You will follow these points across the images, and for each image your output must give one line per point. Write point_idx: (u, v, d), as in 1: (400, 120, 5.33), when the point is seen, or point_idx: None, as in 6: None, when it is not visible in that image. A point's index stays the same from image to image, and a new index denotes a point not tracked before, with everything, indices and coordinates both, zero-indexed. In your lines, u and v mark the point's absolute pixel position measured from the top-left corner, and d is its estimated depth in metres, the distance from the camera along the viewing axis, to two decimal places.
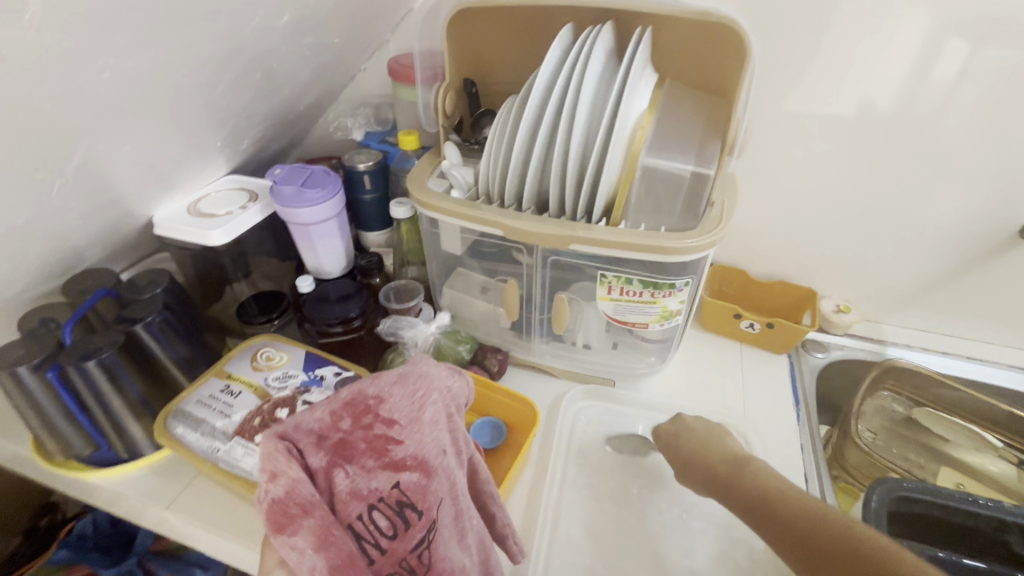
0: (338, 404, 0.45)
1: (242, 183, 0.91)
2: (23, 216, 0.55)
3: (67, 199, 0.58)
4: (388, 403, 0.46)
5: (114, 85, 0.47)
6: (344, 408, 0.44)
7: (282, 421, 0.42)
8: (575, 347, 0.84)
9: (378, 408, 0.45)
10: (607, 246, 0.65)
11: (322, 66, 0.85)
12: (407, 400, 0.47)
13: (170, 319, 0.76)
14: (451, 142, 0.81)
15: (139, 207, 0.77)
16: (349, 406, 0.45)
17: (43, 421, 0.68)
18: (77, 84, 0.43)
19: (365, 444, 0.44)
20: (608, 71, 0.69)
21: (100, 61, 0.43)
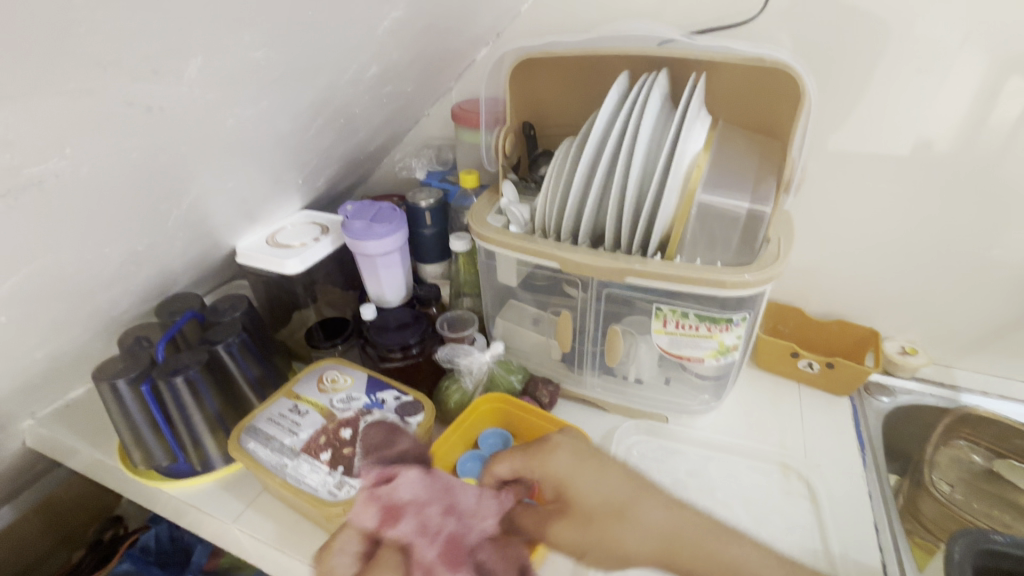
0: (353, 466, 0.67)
1: (314, 217, 0.98)
2: (143, 243, 0.62)
3: (176, 229, 0.65)
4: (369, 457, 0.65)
5: (233, 131, 0.54)
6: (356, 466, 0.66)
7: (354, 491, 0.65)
8: (627, 382, 0.86)
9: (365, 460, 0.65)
10: (664, 280, 0.67)
11: (393, 112, 0.93)
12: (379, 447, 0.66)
13: (247, 341, 0.82)
14: (509, 181, 0.86)
15: (227, 237, 0.84)
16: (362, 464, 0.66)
17: (132, 431, 0.74)
18: (206, 130, 0.50)
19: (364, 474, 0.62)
20: (664, 114, 0.72)
21: (227, 111, 0.50)
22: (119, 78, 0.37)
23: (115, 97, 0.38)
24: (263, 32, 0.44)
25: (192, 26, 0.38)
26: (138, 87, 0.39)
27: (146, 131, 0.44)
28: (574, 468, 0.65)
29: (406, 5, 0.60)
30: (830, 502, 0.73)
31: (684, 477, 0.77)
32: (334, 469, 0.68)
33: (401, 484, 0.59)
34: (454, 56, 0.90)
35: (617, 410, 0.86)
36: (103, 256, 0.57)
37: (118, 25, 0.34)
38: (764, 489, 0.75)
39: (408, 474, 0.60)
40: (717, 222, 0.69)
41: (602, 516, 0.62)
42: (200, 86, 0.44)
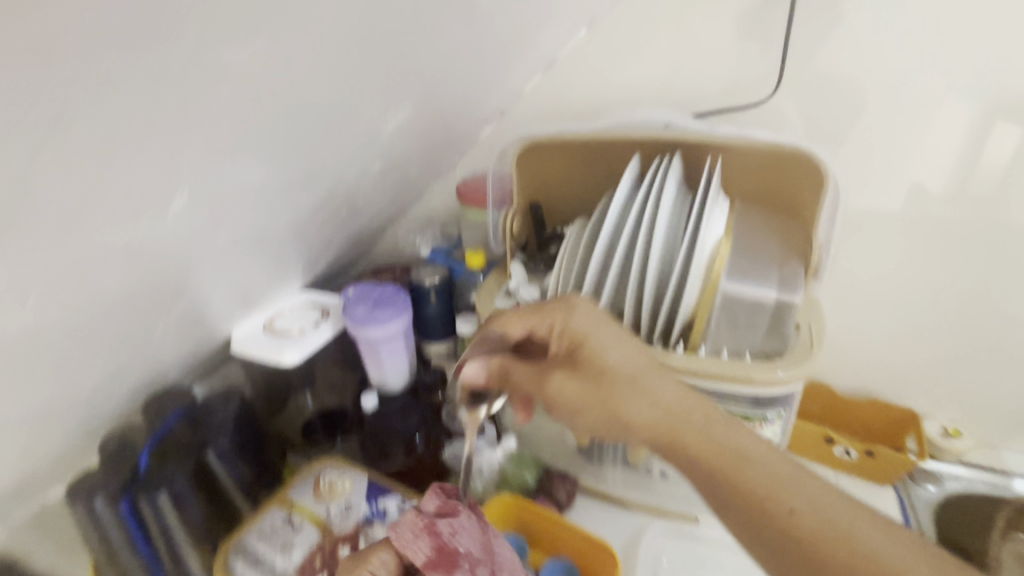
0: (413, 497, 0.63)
1: (315, 298, 0.94)
2: (131, 351, 0.58)
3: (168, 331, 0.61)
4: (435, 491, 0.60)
5: (230, 238, 0.50)
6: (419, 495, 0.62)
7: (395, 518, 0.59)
8: (651, 476, 0.78)
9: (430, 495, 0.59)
10: (688, 376, 0.62)
11: (398, 190, 0.91)
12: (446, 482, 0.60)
13: (239, 442, 0.76)
14: (517, 261, 0.83)
15: (223, 326, 0.80)
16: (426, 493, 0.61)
17: (106, 549, 0.68)
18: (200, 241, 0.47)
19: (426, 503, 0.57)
20: (680, 199, 0.71)
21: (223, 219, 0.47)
22: (101, 207, 0.34)
23: (96, 225, 0.35)
24: (260, 141, 0.41)
25: (182, 147, 0.35)
26: (125, 213, 0.36)
27: (133, 253, 0.41)
28: (600, 327, 0.56)
29: (415, 102, 0.58)
30: None
31: None
32: None
33: (462, 529, 0.55)
34: (461, 136, 0.89)
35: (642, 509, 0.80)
36: (86, 371, 0.53)
37: (99, 160, 0.30)
38: None
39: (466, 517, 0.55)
40: (743, 311, 0.65)
41: (753, 477, 0.47)
42: (192, 201, 0.41)
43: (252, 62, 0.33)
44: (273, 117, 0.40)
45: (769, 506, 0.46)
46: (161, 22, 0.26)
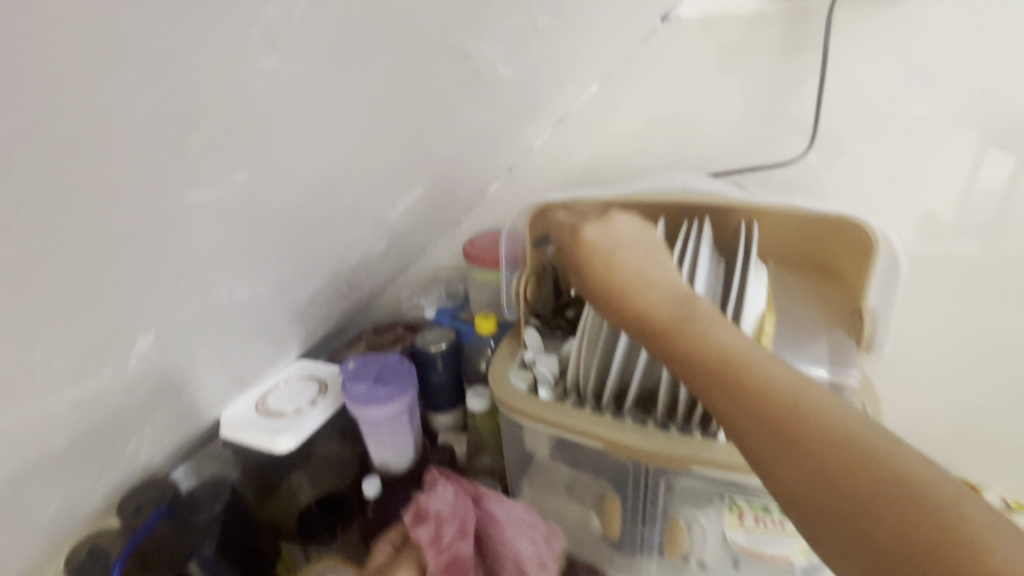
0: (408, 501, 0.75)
1: (311, 369, 0.87)
2: (94, 443, 0.51)
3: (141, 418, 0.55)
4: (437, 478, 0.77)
5: None
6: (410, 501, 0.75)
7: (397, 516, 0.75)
8: (687, 566, 0.71)
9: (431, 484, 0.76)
10: (738, 471, 0.56)
11: (400, 252, 0.85)
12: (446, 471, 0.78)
13: (226, 548, 0.72)
14: (531, 328, 0.76)
15: (210, 409, 0.73)
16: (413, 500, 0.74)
17: None
18: None
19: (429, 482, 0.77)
20: (715, 265, 0.63)
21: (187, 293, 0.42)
22: (26, 286, 0.29)
23: (22, 306, 0.30)
24: (226, 202, 0.36)
25: (125, 213, 0.30)
26: (54, 289, 0.31)
27: (76, 331, 0.35)
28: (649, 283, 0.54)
29: (418, 163, 0.54)
30: None
31: None
32: None
33: (439, 500, 0.71)
34: (466, 194, 0.84)
35: None
36: (40, 470, 0.46)
37: (21, 231, 0.26)
38: None
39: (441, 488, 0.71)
40: None
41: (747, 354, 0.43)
42: (147, 268, 0.36)
43: (214, 119, 0.29)
44: (243, 177, 0.35)
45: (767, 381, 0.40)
46: (86, 71, 0.22)
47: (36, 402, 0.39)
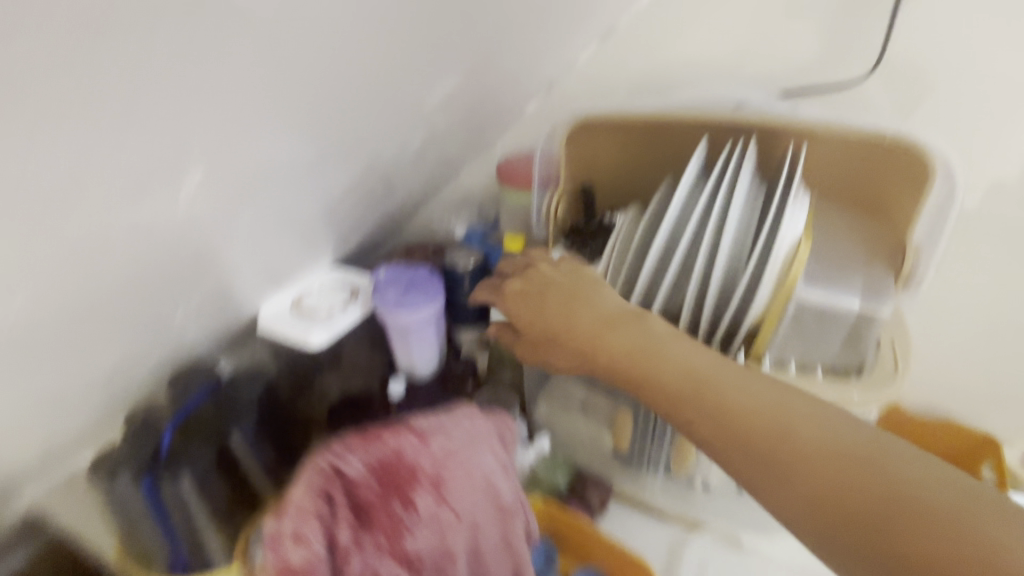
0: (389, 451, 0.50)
1: (344, 277, 0.90)
2: (142, 310, 0.55)
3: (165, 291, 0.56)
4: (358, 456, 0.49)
5: None
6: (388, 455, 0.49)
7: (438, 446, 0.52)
8: (692, 489, 0.73)
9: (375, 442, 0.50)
10: None
11: (432, 168, 0.85)
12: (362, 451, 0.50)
13: (263, 426, 0.74)
14: (558, 249, 0.76)
15: (249, 302, 0.77)
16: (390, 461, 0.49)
17: (131, 522, 0.67)
18: None
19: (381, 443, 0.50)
20: (754, 194, 0.63)
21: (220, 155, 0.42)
22: (77, 109, 0.30)
23: (70, 134, 0.31)
24: (253, 52, 0.35)
25: (165, 36, 0.30)
26: (88, 117, 0.31)
27: (121, 179, 0.36)
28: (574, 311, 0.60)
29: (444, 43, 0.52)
30: None
31: None
32: None
33: (336, 491, 0.46)
34: (502, 110, 0.82)
35: (681, 518, 0.75)
36: (88, 326, 0.50)
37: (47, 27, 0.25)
38: None
39: (347, 461, 0.47)
40: (812, 322, 0.58)
41: (686, 378, 0.50)
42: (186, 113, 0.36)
43: None
44: (266, 22, 0.34)
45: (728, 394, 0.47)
46: None
47: (82, 253, 0.40)
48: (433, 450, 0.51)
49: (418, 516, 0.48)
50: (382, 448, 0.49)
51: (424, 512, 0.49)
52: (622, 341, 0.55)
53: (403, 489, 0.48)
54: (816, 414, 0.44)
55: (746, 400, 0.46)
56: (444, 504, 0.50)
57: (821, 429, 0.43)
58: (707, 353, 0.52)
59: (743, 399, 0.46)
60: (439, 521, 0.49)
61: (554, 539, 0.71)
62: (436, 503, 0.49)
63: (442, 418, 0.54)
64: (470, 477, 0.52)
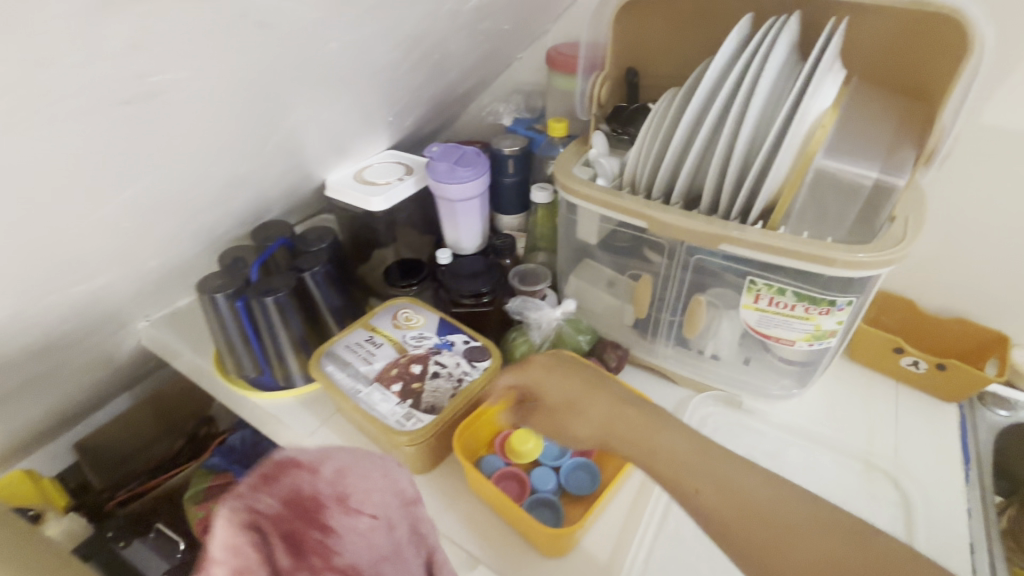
0: (281, 494, 0.34)
1: (400, 158, 0.99)
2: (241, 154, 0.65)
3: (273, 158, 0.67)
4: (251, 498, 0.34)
5: (338, 56, 0.55)
6: (287, 499, 0.34)
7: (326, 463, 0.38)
8: (701, 357, 0.80)
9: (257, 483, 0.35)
10: (762, 250, 0.62)
11: (486, 54, 0.89)
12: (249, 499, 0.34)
13: (331, 272, 0.85)
14: (600, 131, 0.81)
15: (319, 170, 0.87)
16: (292, 503, 0.34)
17: (227, 340, 0.80)
18: (312, 52, 0.51)
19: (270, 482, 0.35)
20: (789, 67, 0.63)
21: None
22: None
23: None
24: None
25: None
26: None
27: None
28: (552, 377, 0.68)
29: None
30: (926, 511, 0.66)
31: (760, 456, 0.73)
32: (403, 401, 0.70)
33: (256, 540, 0.32)
34: None
35: (689, 384, 0.82)
36: None
37: None
38: (848, 486, 0.68)
39: (220, 525, 0.33)
40: (832, 195, 0.62)
41: (665, 463, 0.57)
42: None
43: None
44: None
45: (701, 491, 0.53)
46: None
47: None
48: (325, 473, 0.36)
49: (338, 537, 0.34)
50: (262, 499, 0.34)
51: (346, 534, 0.35)
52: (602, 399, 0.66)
53: (317, 522, 0.34)
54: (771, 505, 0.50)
55: (714, 482, 0.53)
56: (358, 514, 0.36)
57: (765, 513, 0.50)
58: (676, 430, 0.59)
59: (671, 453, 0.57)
60: (362, 536, 0.36)
61: None
62: (349, 519, 0.35)
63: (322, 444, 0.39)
64: (385, 485, 0.38)
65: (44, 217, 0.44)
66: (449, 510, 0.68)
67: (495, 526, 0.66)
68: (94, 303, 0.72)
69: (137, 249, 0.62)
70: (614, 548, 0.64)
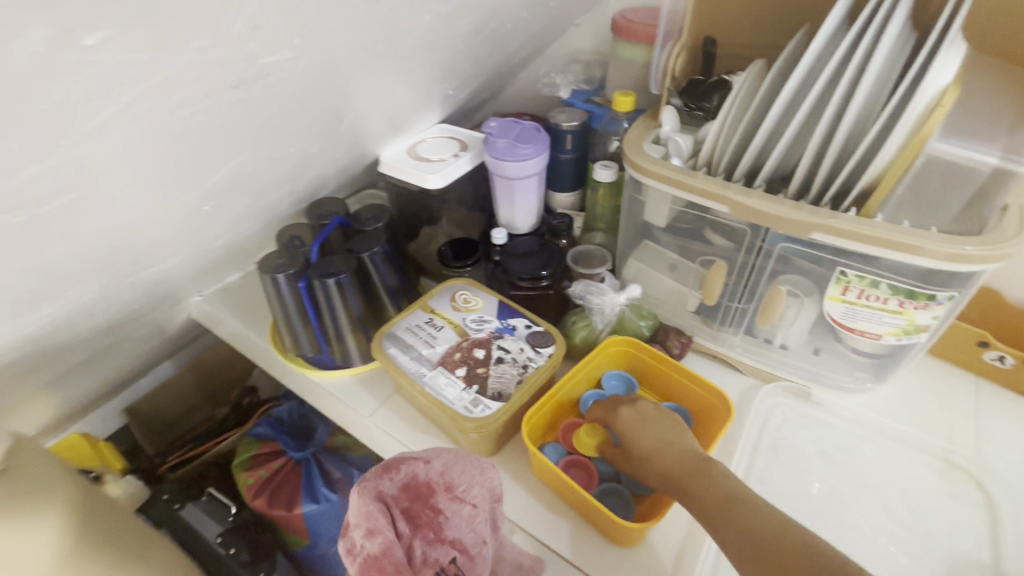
0: (404, 480, 0.54)
1: (452, 132, 0.95)
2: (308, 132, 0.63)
3: (340, 135, 0.65)
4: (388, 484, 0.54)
5: (421, 28, 0.52)
6: (409, 485, 0.54)
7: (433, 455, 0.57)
8: (769, 346, 0.78)
9: (394, 468, 0.55)
10: (857, 241, 0.58)
11: (549, 21, 0.84)
12: (388, 481, 0.54)
13: (389, 252, 0.83)
14: (671, 107, 0.76)
15: (375, 145, 0.84)
16: (413, 486, 0.54)
17: (286, 320, 0.80)
18: (400, 25, 0.48)
19: (399, 473, 0.55)
20: (903, 38, 0.58)
21: None
22: None
23: None
24: None
25: None
26: None
27: None
28: (637, 424, 0.61)
29: None
30: (1012, 512, 0.64)
31: (831, 450, 0.71)
32: (469, 387, 0.69)
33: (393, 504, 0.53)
34: None
35: (754, 373, 0.79)
36: None
37: None
38: (925, 484, 0.67)
39: (373, 490, 0.53)
40: (934, 181, 0.61)
41: (716, 502, 0.52)
42: None
43: None
44: None
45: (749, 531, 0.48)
46: None
47: None
48: (435, 467, 0.56)
49: (448, 516, 0.54)
50: (399, 479, 0.54)
51: (451, 513, 0.54)
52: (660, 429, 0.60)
53: (429, 503, 0.54)
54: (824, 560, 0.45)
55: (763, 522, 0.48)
56: (461, 500, 0.55)
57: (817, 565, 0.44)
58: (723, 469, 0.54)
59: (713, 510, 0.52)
60: (464, 517, 0.54)
61: (637, 374, 0.78)
62: (454, 501, 0.54)
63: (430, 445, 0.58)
64: (482, 480, 0.56)
65: (136, 206, 0.43)
66: (516, 495, 0.68)
67: (564, 513, 0.66)
68: (161, 283, 0.72)
69: (209, 230, 0.61)
70: (686, 538, 0.63)
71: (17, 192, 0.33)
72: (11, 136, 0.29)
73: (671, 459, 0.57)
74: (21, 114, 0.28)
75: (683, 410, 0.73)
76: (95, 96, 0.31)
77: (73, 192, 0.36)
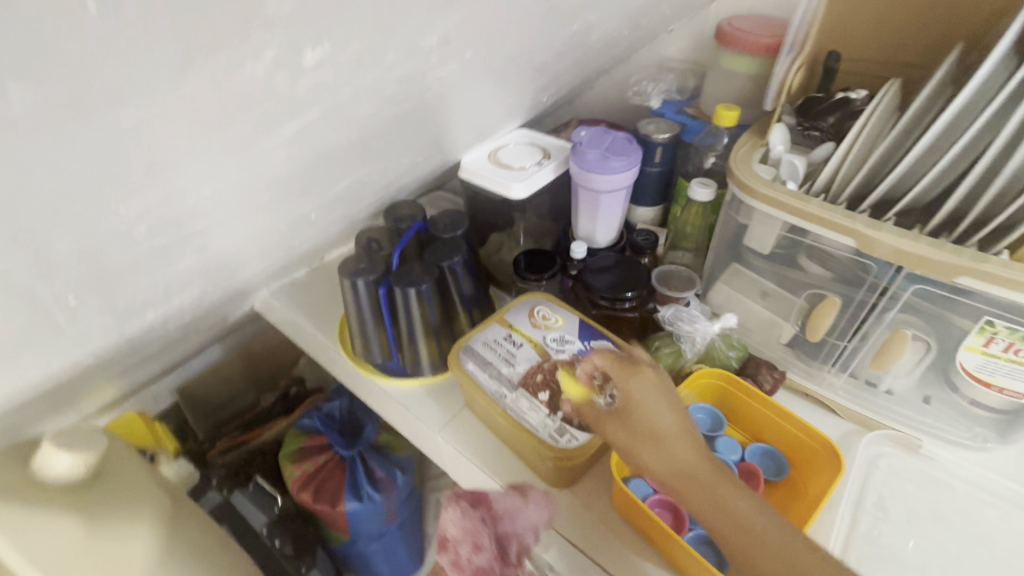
0: (449, 500, 0.61)
1: (533, 138, 0.92)
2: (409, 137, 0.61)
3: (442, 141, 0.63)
4: (447, 527, 0.59)
5: (547, 33, 0.50)
6: (452, 500, 0.61)
7: (447, 511, 0.60)
8: (874, 390, 0.71)
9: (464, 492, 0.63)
10: (1016, 290, 0.52)
11: (651, 27, 0.80)
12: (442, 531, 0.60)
13: (468, 261, 0.80)
14: (781, 125, 0.71)
15: (459, 150, 0.82)
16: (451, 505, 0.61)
17: (361, 325, 0.78)
18: (531, 28, 0.46)
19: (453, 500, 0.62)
20: None
21: None
22: None
23: None
24: None
25: None
26: None
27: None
28: (646, 394, 0.54)
29: None
30: None
31: (947, 513, 0.64)
32: (552, 413, 0.66)
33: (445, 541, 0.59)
34: None
35: (853, 419, 0.73)
36: None
37: None
38: None
39: (452, 509, 0.60)
40: None
41: (666, 439, 0.51)
42: None
43: None
44: None
45: (722, 526, 0.47)
46: None
47: None
48: (449, 519, 0.60)
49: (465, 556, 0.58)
50: (479, 512, 0.60)
51: (476, 555, 0.57)
52: (634, 386, 0.55)
53: (453, 547, 0.58)
54: (739, 517, 0.46)
55: (731, 522, 0.46)
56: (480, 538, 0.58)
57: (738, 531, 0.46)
58: (680, 454, 0.50)
59: (737, 525, 0.46)
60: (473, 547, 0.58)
61: (726, 410, 0.73)
62: (465, 551, 0.58)
63: (450, 505, 0.61)
64: (458, 520, 0.59)
65: (248, 202, 0.41)
66: (597, 531, 0.64)
67: (650, 555, 0.62)
68: (243, 282, 0.70)
69: (302, 236, 0.59)
70: None
71: (135, 178, 0.31)
72: (139, 105, 0.27)
73: (683, 454, 0.50)
74: (159, 86, 0.27)
75: (777, 455, 0.68)
76: (226, 75, 0.28)
77: (191, 183, 0.35)
